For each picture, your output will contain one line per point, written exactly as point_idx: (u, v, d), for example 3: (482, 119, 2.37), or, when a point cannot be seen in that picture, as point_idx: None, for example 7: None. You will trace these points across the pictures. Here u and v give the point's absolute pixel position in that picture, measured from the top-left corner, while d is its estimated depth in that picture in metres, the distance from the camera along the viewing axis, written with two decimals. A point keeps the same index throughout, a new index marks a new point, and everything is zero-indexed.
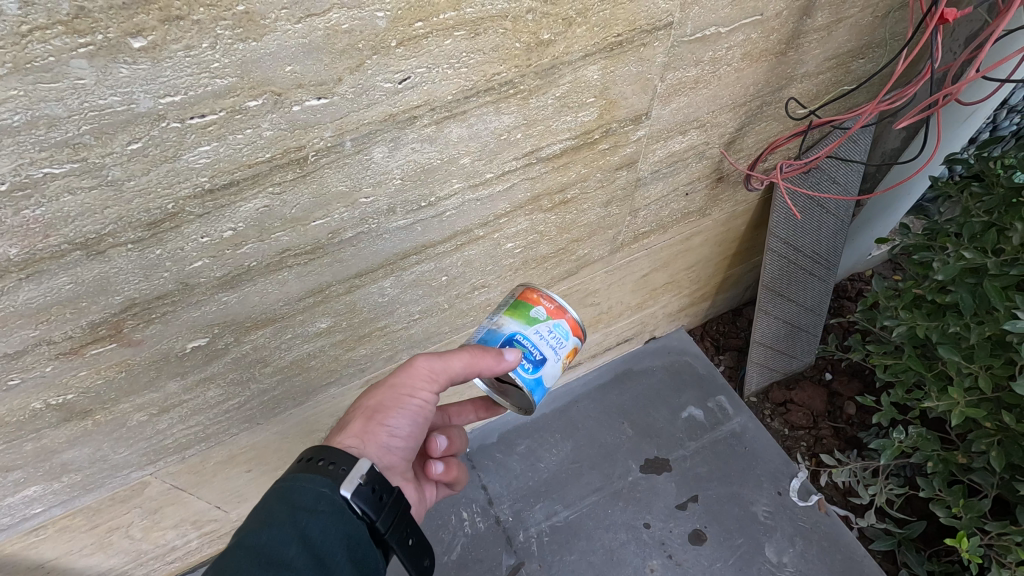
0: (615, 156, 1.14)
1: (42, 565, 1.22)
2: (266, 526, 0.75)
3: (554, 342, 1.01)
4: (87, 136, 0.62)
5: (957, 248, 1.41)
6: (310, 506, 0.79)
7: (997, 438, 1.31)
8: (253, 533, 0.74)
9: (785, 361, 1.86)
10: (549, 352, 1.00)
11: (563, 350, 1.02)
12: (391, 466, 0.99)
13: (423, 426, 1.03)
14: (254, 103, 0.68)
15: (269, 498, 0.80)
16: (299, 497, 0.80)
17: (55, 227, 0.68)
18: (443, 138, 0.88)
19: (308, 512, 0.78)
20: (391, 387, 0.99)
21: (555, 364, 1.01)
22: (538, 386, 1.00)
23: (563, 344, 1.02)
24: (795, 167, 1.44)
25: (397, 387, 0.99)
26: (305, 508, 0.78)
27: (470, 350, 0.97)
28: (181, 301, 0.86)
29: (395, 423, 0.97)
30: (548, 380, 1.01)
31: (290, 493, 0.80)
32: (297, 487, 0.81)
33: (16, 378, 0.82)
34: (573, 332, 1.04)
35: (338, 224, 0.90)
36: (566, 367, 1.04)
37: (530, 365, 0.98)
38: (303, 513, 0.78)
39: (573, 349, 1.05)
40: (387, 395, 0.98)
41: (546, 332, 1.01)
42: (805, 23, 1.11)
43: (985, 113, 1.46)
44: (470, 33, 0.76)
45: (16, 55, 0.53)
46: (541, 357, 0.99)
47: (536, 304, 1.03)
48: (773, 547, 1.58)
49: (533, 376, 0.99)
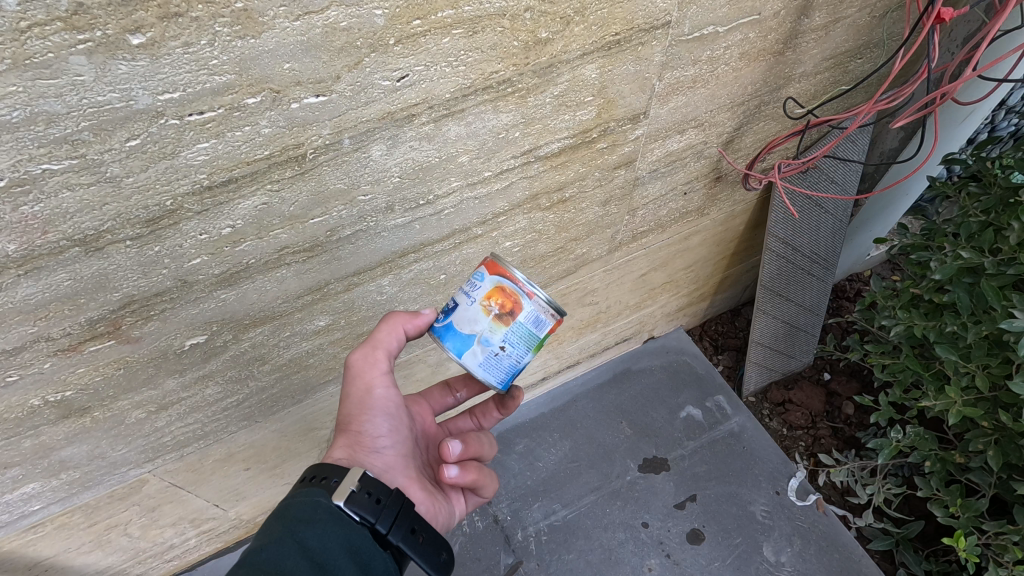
0: (613, 155, 1.14)
1: (40, 563, 1.22)
2: (266, 543, 0.75)
3: (468, 287, 0.92)
4: (86, 133, 0.62)
5: (954, 249, 1.41)
6: (309, 517, 0.79)
7: (995, 438, 1.31)
8: (253, 553, 0.73)
9: (783, 361, 1.86)
10: (462, 297, 0.93)
11: (478, 291, 0.91)
12: (389, 469, 0.98)
13: (400, 417, 1.03)
14: (252, 101, 0.68)
15: (270, 518, 0.81)
16: (297, 511, 0.80)
17: (54, 224, 0.69)
18: (441, 136, 0.88)
19: (306, 522, 0.79)
20: (348, 396, 0.99)
21: (468, 308, 0.91)
22: (451, 335, 0.93)
23: (476, 286, 0.91)
24: (793, 166, 1.45)
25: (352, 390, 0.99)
26: (303, 520, 0.79)
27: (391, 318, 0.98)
28: (179, 299, 0.86)
29: (370, 425, 0.97)
30: (460, 325, 0.92)
31: (289, 510, 0.81)
32: (294, 502, 0.82)
33: (14, 375, 0.82)
34: (490, 269, 0.90)
35: (336, 222, 0.90)
36: (485, 310, 0.90)
37: (442, 313, 0.95)
38: (301, 524, 0.78)
39: (495, 289, 0.90)
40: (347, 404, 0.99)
41: (467, 282, 0.95)
42: (803, 23, 1.11)
43: (982, 114, 1.46)
44: (468, 31, 0.76)
45: (15, 52, 0.54)
46: (451, 304, 0.94)
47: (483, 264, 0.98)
48: (771, 546, 1.58)
49: (444, 324, 0.94)
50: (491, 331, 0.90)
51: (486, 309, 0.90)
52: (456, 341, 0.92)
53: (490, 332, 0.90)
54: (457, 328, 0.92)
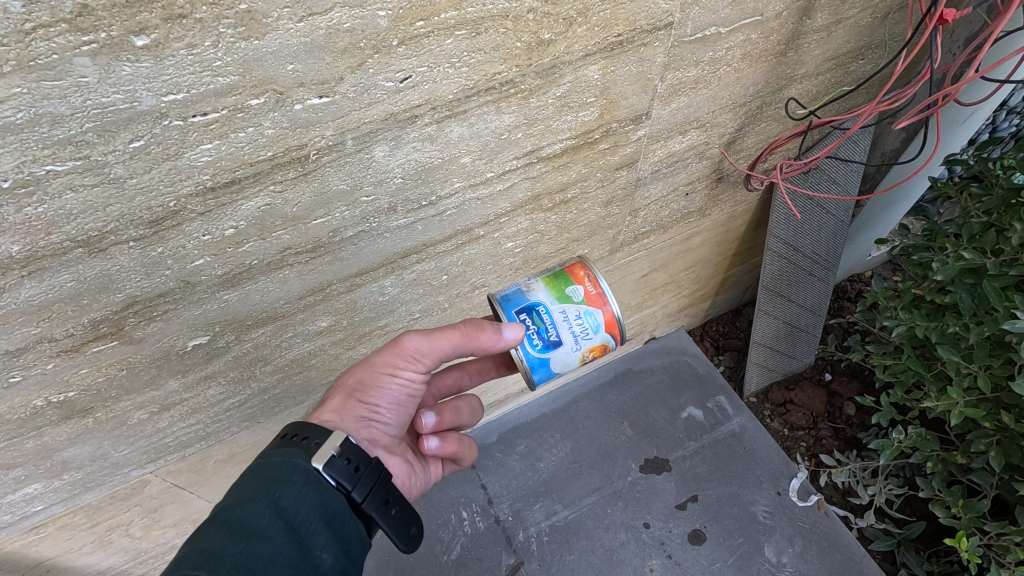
0: (614, 156, 1.14)
1: (42, 564, 1.22)
2: (241, 501, 0.74)
3: (579, 329, 0.94)
4: (90, 134, 0.62)
5: (956, 249, 1.41)
6: (286, 477, 0.79)
7: (996, 438, 1.31)
8: (228, 509, 0.73)
9: (784, 361, 1.86)
10: (568, 341, 0.94)
11: (587, 344, 0.95)
12: (372, 441, 1.01)
13: (408, 403, 1.04)
14: (256, 102, 0.69)
15: (245, 477, 0.80)
16: (274, 471, 0.80)
17: (57, 225, 0.69)
18: (444, 138, 0.88)
19: (282, 483, 0.78)
20: (371, 365, 0.99)
21: (571, 354, 0.94)
22: (543, 371, 0.94)
23: (589, 336, 0.95)
24: (794, 168, 1.45)
25: (380, 366, 0.98)
26: (280, 481, 0.78)
27: (460, 326, 0.95)
28: (181, 299, 0.86)
29: (374, 401, 0.99)
30: (556, 365, 0.94)
31: (265, 470, 0.80)
32: (271, 462, 0.81)
33: (17, 376, 0.82)
34: (607, 328, 0.96)
35: (338, 224, 0.90)
36: (582, 362, 0.96)
37: (538, 344, 0.92)
38: (277, 484, 0.77)
39: (600, 347, 0.96)
40: (367, 373, 0.99)
41: (572, 316, 0.94)
42: (805, 24, 1.11)
43: (983, 114, 1.46)
44: (470, 32, 0.76)
45: (20, 53, 0.54)
46: (552, 339, 0.93)
47: (578, 284, 0.96)
48: (773, 547, 1.58)
49: (539, 356, 0.93)
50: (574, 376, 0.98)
51: (584, 359, 0.96)
52: (543, 376, 0.95)
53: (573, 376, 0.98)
54: (553, 366, 0.94)
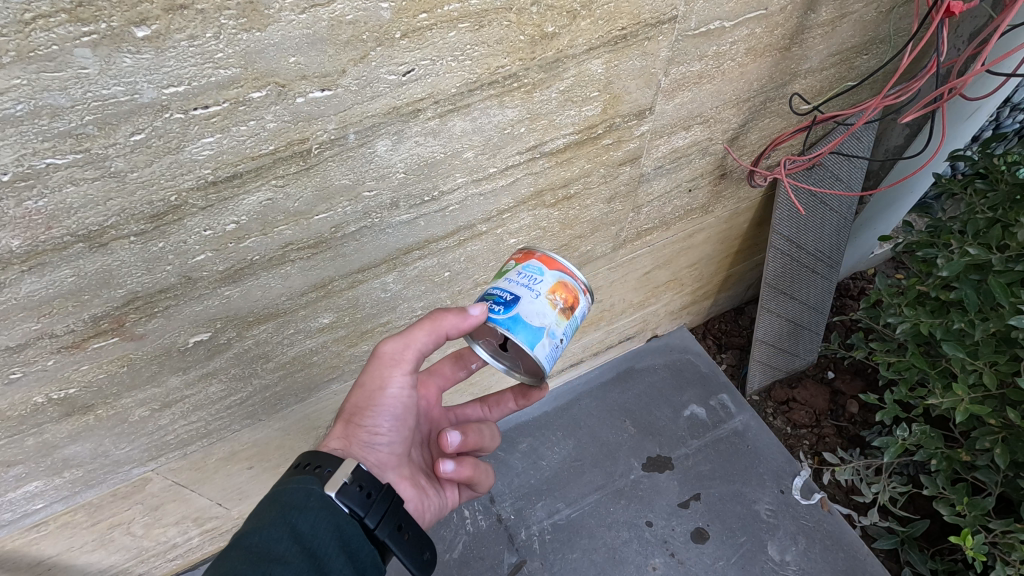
0: (618, 152, 1.14)
1: (42, 562, 1.22)
2: (260, 527, 0.74)
3: (530, 279, 0.93)
4: (91, 126, 0.62)
5: (961, 245, 1.40)
6: (302, 503, 0.79)
7: (1002, 436, 1.30)
8: (247, 535, 0.73)
9: (787, 359, 1.85)
10: (522, 291, 0.92)
11: (543, 286, 0.93)
12: (380, 464, 1.00)
13: (407, 417, 1.02)
14: (258, 95, 0.68)
15: (262, 503, 0.80)
16: (290, 497, 0.80)
17: (57, 219, 0.68)
18: (447, 132, 0.87)
19: (299, 508, 0.78)
20: (361, 385, 0.98)
21: (534, 300, 0.91)
22: (522, 326, 0.90)
23: (540, 279, 0.93)
24: (798, 163, 1.44)
25: (368, 382, 0.97)
26: (296, 506, 0.78)
27: (430, 318, 0.94)
28: (183, 295, 0.86)
29: (371, 421, 0.97)
30: (529, 317, 0.91)
31: (282, 496, 0.80)
32: (287, 488, 0.81)
33: (17, 372, 0.82)
34: (548, 265, 0.95)
35: (341, 219, 0.90)
36: (552, 304, 0.92)
37: (500, 308, 0.91)
38: (295, 509, 0.77)
39: (558, 284, 0.94)
40: (358, 393, 0.98)
41: (515, 276, 0.94)
42: (809, 18, 1.10)
43: (988, 111, 1.46)
44: (474, 25, 0.76)
45: (20, 43, 0.53)
46: (511, 297, 0.92)
47: (510, 262, 0.99)
48: (776, 545, 1.57)
49: (509, 317, 0.90)
50: (557, 322, 0.93)
51: (552, 301, 0.93)
52: (529, 332, 0.90)
53: (557, 323, 0.93)
54: (526, 318, 0.90)
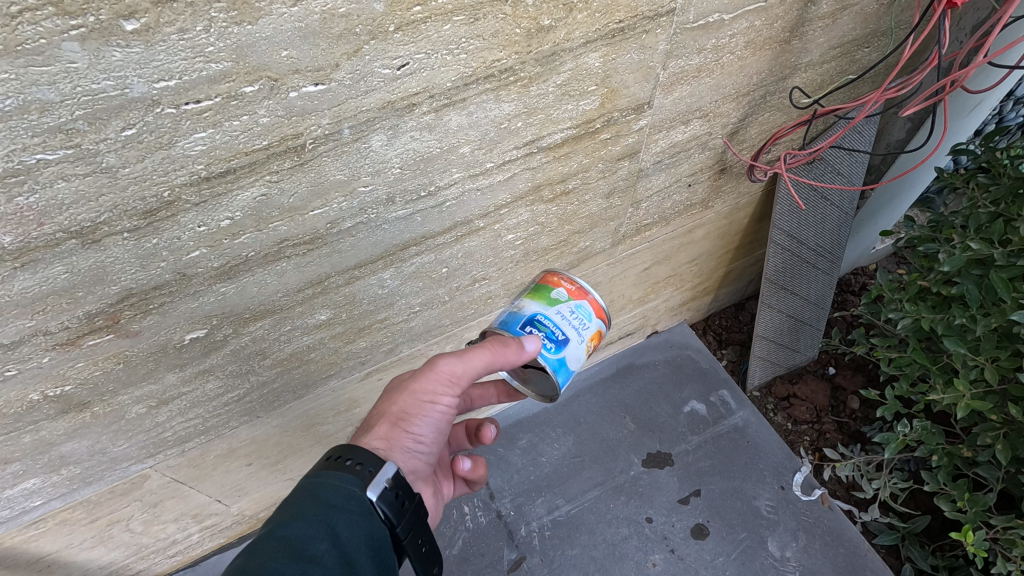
0: (616, 146, 1.13)
1: (42, 559, 1.22)
2: (298, 519, 0.75)
3: (578, 322, 1.00)
4: (81, 121, 0.61)
5: (962, 240, 1.39)
6: (342, 504, 0.78)
7: (1003, 431, 1.30)
8: (286, 525, 0.74)
9: (788, 355, 1.85)
10: (571, 335, 0.99)
11: (586, 333, 1.01)
12: (413, 470, 0.99)
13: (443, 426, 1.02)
14: (250, 89, 0.67)
15: (301, 490, 0.80)
16: (330, 493, 0.79)
17: (49, 215, 0.67)
18: (443, 127, 0.87)
19: (339, 508, 0.78)
20: (410, 393, 0.95)
21: (578, 346, 0.99)
22: (563, 371, 0.97)
23: (586, 325, 1.01)
24: (798, 157, 1.42)
25: (420, 392, 0.95)
26: (336, 505, 0.78)
27: (490, 347, 0.94)
28: (178, 292, 0.85)
29: (417, 430, 0.96)
30: (571, 362, 0.99)
31: (320, 488, 0.80)
32: (328, 485, 0.80)
33: (12, 369, 0.81)
34: (596, 315, 1.03)
35: (336, 215, 0.89)
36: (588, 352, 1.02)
37: (552, 346, 0.97)
38: (335, 510, 0.77)
39: (597, 334, 1.03)
40: (408, 400, 0.95)
41: (567, 312, 1.00)
42: (809, 11, 1.09)
43: (990, 105, 1.45)
44: (468, 19, 0.75)
45: (6, 37, 0.53)
46: (561, 338, 0.98)
47: (557, 287, 1.03)
48: (776, 541, 1.57)
49: (557, 359, 0.97)
50: None
51: (587, 349, 1.02)
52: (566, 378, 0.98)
53: None
54: (569, 363, 0.98)
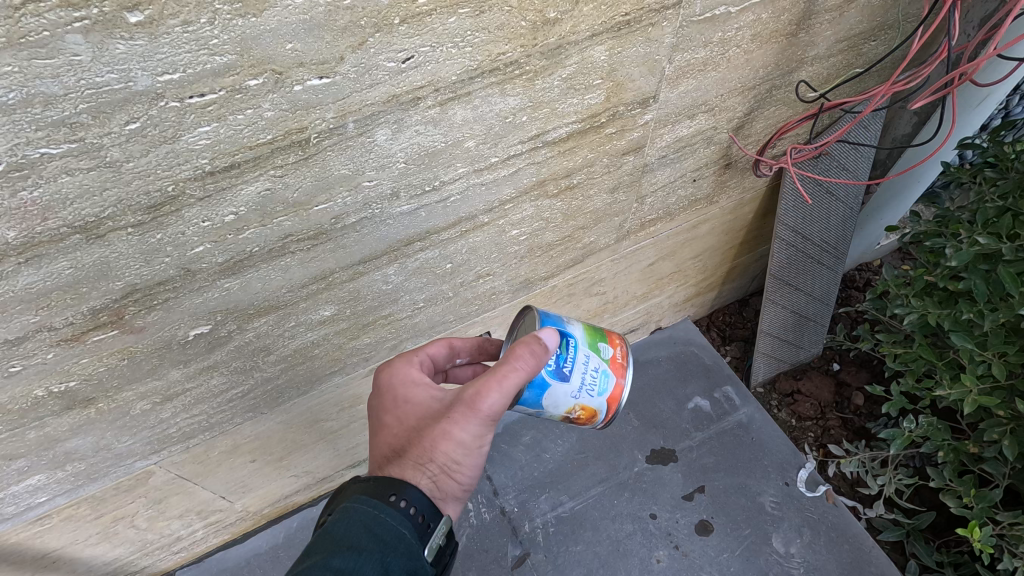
0: (621, 141, 1.12)
1: (47, 555, 1.22)
2: (353, 552, 0.77)
3: (592, 380, 0.98)
4: (84, 115, 0.61)
5: (969, 235, 1.38)
6: (393, 544, 0.81)
7: (1010, 427, 1.30)
8: (341, 556, 0.76)
9: (792, 351, 1.84)
10: (574, 384, 0.97)
11: (585, 399, 0.99)
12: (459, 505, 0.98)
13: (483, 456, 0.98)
14: (254, 83, 0.67)
15: (357, 522, 0.82)
16: (387, 534, 0.81)
17: (53, 210, 0.67)
18: (447, 121, 0.86)
19: (392, 548, 0.80)
20: (456, 442, 0.89)
21: (566, 396, 0.97)
22: (537, 393, 0.94)
23: (591, 391, 0.99)
24: (804, 152, 1.42)
25: (466, 438, 0.89)
26: (390, 547, 0.81)
27: (521, 366, 0.86)
28: (182, 287, 0.85)
29: (465, 476, 0.93)
30: (549, 397, 0.96)
31: (377, 526, 0.82)
32: (386, 522, 0.82)
33: (17, 365, 0.81)
34: (608, 397, 1.01)
35: (341, 210, 0.89)
36: (568, 409, 0.99)
37: (552, 365, 0.94)
38: (389, 552, 0.80)
39: (591, 410, 1.01)
40: (455, 450, 0.89)
41: (591, 368, 0.99)
42: (816, 4, 1.08)
43: (998, 98, 1.44)
44: (474, 11, 0.74)
45: (9, 29, 0.52)
46: (568, 372, 0.96)
47: (609, 347, 1.03)
48: (780, 538, 1.56)
49: (545, 377, 0.94)
50: (550, 417, 1.00)
51: (570, 409, 0.99)
52: (533, 398, 0.95)
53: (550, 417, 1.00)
54: (548, 396, 0.95)
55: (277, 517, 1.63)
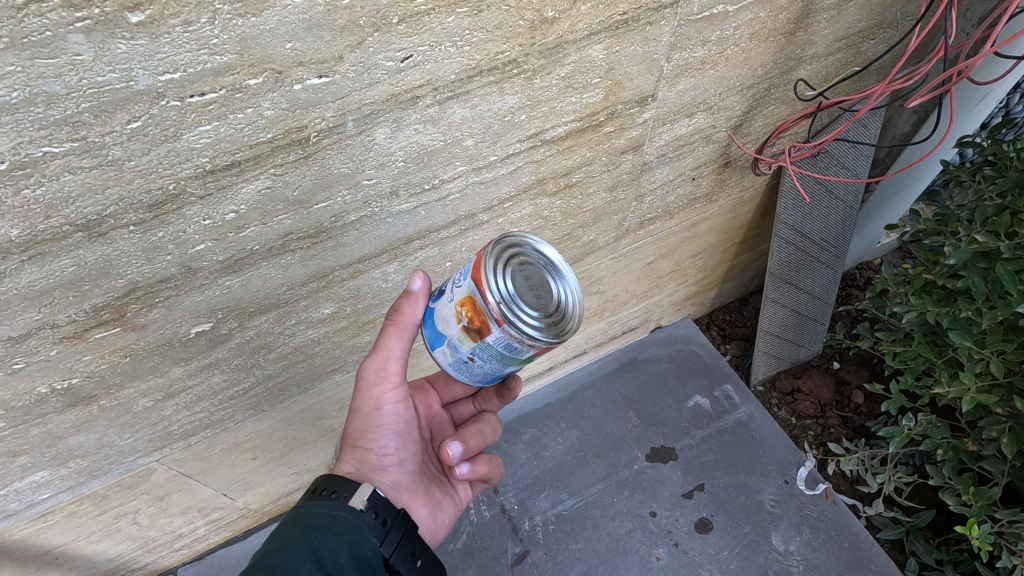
0: (620, 139, 1.13)
1: (51, 551, 1.23)
2: (280, 549, 0.77)
3: (458, 275, 0.85)
4: (86, 114, 0.62)
5: (968, 233, 1.39)
6: (324, 526, 0.82)
7: (1008, 425, 1.30)
8: (269, 556, 0.76)
9: (792, 350, 1.85)
10: (447, 291, 0.86)
11: (457, 294, 0.83)
12: (396, 486, 1.03)
13: (409, 435, 1.06)
14: (254, 82, 0.67)
15: (285, 525, 0.84)
16: (313, 520, 0.83)
17: (55, 208, 0.68)
18: (446, 120, 0.87)
19: (322, 531, 0.81)
20: (356, 410, 1.01)
21: (446, 304, 0.86)
22: (431, 323, 0.89)
23: (459, 285, 0.83)
24: (803, 150, 1.42)
25: (364, 405, 1.00)
26: (319, 528, 0.82)
27: (391, 320, 0.93)
28: (183, 285, 0.85)
29: (376, 443, 1.01)
30: (437, 322, 0.87)
31: (305, 518, 0.84)
32: (312, 511, 0.85)
33: (20, 362, 0.82)
34: (472, 273, 0.81)
35: (340, 208, 0.89)
36: (455, 317, 0.83)
37: (435, 295, 0.90)
38: (316, 533, 0.80)
39: (468, 300, 0.81)
40: (359, 419, 1.00)
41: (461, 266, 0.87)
42: (814, 3, 1.09)
43: (997, 97, 1.45)
44: (472, 10, 0.75)
45: (13, 30, 0.53)
46: (442, 286, 0.89)
47: None
48: (780, 535, 1.57)
49: (431, 309, 0.90)
50: (458, 339, 0.84)
51: (458, 315, 0.83)
52: (432, 332, 0.89)
53: (457, 338, 0.84)
54: (435, 320, 0.88)
55: (277, 515, 1.63)
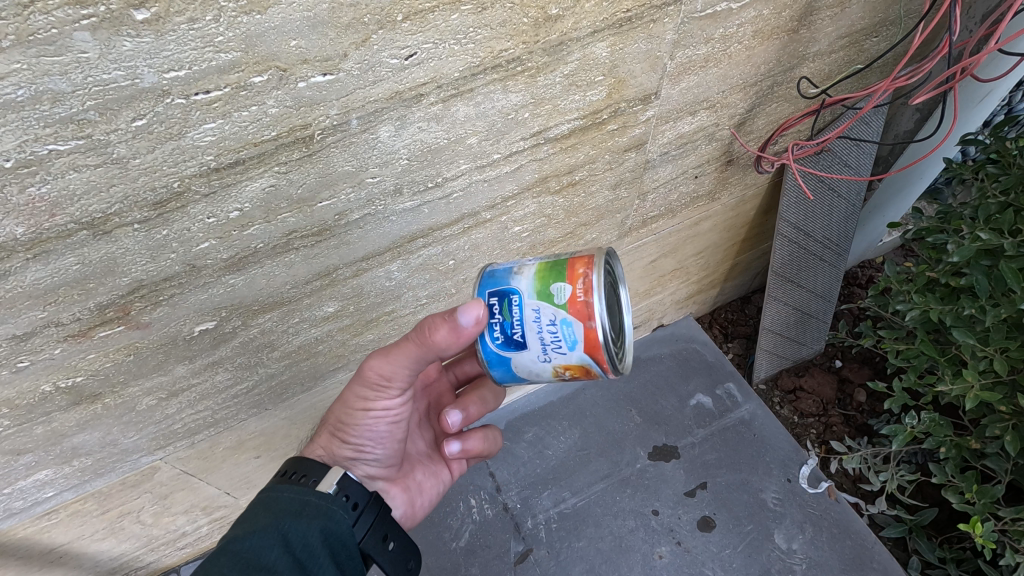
0: (623, 137, 1.13)
1: (54, 550, 1.23)
2: (250, 533, 0.76)
3: (552, 334, 0.81)
4: (92, 112, 0.62)
5: (971, 230, 1.38)
6: (296, 509, 0.82)
7: (1012, 423, 1.29)
8: (239, 540, 0.75)
9: (795, 348, 1.85)
10: (534, 348, 0.83)
11: (558, 359, 0.83)
12: (370, 475, 1.04)
13: (398, 432, 1.03)
14: (259, 79, 0.67)
15: (254, 509, 0.83)
16: (284, 505, 0.83)
17: (61, 207, 0.68)
18: (449, 118, 0.87)
19: (293, 515, 0.81)
20: (345, 402, 0.98)
21: (537, 362, 0.84)
22: (504, 369, 0.87)
23: (562, 350, 0.82)
24: (806, 148, 1.42)
25: (355, 402, 0.97)
26: (289, 513, 0.81)
27: (414, 337, 0.87)
28: (187, 284, 0.85)
29: (356, 439, 0.99)
30: (520, 371, 0.86)
31: (274, 502, 0.83)
32: (283, 496, 0.85)
33: (25, 360, 0.82)
34: (585, 348, 0.81)
35: (344, 206, 0.89)
36: (556, 375, 0.85)
37: (499, 338, 0.84)
38: (287, 517, 0.80)
39: (579, 367, 0.84)
40: (348, 414, 0.98)
41: (546, 321, 0.81)
42: (817, 0, 1.09)
43: (1001, 94, 1.44)
44: (476, 8, 0.75)
45: (19, 27, 0.53)
46: (518, 338, 0.83)
47: (567, 283, 0.81)
48: (783, 533, 1.57)
49: (497, 352, 0.85)
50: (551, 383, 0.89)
51: (559, 372, 0.85)
52: (506, 374, 0.88)
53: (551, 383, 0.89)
54: (519, 370, 0.86)
55: None
